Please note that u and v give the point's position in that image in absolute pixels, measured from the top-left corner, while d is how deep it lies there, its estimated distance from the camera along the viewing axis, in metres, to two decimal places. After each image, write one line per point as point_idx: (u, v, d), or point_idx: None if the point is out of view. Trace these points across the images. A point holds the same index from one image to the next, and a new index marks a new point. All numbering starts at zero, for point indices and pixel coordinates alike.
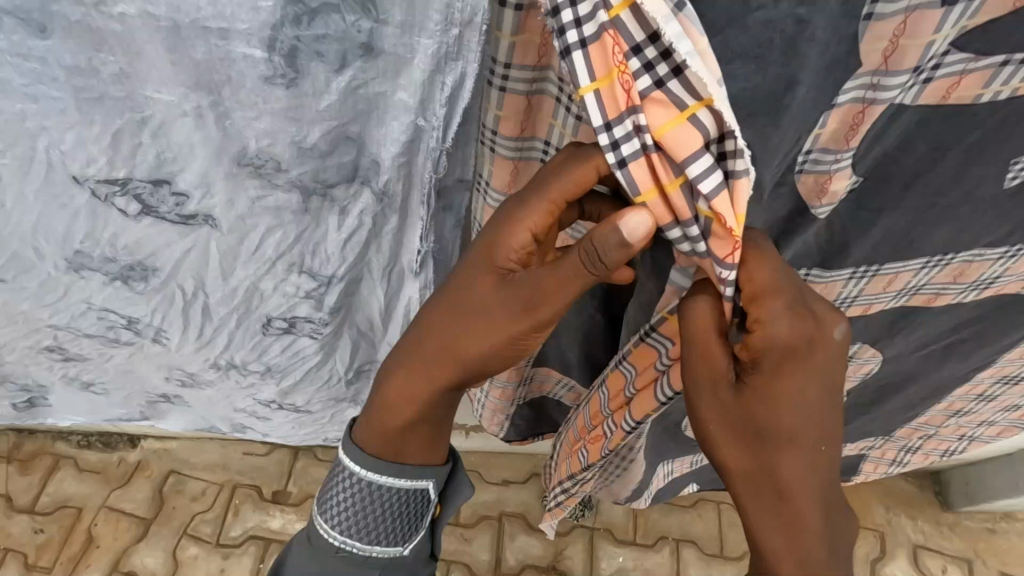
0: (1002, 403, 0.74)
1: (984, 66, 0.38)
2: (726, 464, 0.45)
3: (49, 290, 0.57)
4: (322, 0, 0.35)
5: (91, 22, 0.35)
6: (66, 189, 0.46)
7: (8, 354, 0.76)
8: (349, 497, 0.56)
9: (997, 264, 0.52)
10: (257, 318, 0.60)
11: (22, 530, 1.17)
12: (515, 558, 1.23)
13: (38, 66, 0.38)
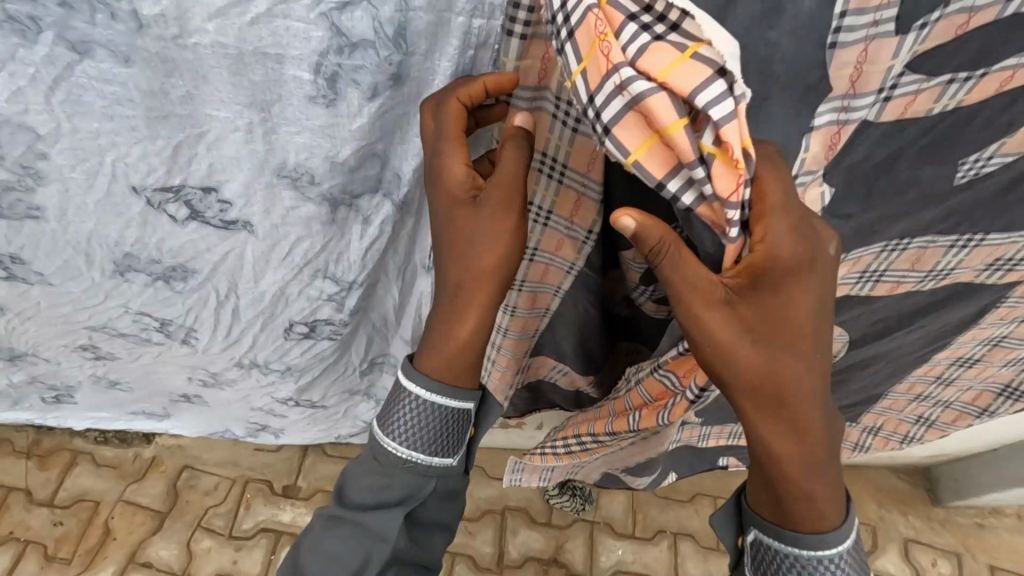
0: (969, 390, 0.79)
1: (934, 85, 0.43)
2: (740, 378, 0.45)
3: (91, 295, 0.63)
4: (361, 36, 0.41)
5: (166, 52, 0.41)
6: (127, 199, 0.50)
7: (42, 351, 0.81)
8: (417, 412, 0.52)
9: (951, 252, 0.57)
10: (280, 323, 0.65)
11: (41, 523, 1.21)
12: (518, 552, 1.27)
13: (117, 89, 0.42)
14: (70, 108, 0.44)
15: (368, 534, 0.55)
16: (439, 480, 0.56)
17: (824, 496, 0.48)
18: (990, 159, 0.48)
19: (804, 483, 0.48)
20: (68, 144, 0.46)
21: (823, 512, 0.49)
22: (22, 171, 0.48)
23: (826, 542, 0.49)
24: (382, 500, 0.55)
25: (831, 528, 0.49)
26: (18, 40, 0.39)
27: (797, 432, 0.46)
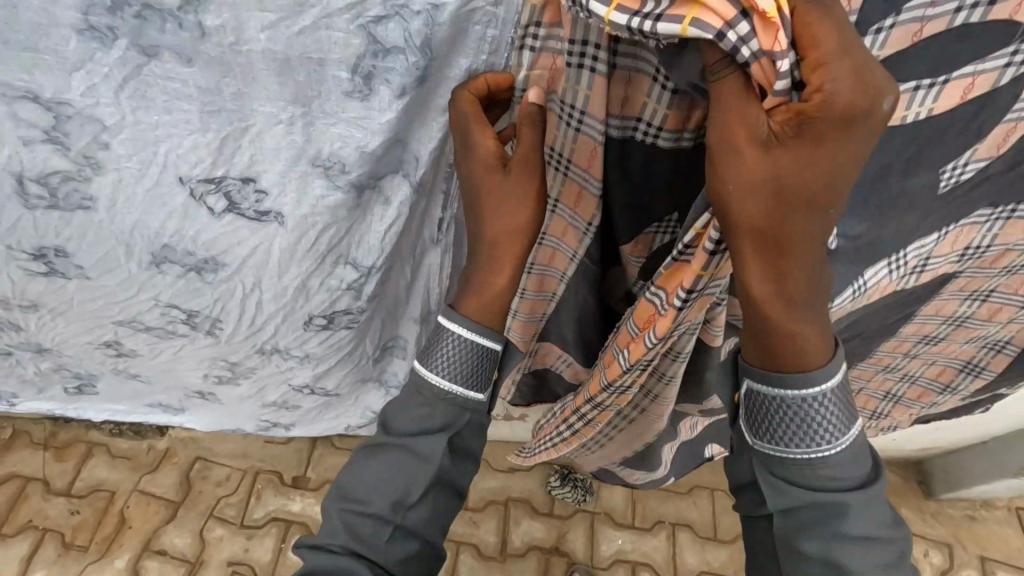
0: (947, 375, 0.84)
1: (903, 91, 0.46)
2: (742, 225, 0.42)
3: (125, 288, 0.67)
4: (394, 42, 0.46)
5: (223, 57, 0.46)
6: (171, 189, 0.55)
7: (67, 347, 0.85)
8: (459, 348, 0.57)
9: (929, 244, 0.62)
10: (300, 316, 0.70)
11: (59, 512, 1.25)
12: (521, 540, 1.31)
13: (178, 87, 0.48)
14: (135, 104, 0.49)
15: (411, 458, 0.58)
16: (473, 414, 0.60)
17: (813, 332, 0.45)
18: (967, 165, 0.54)
19: (795, 321, 0.45)
20: (128, 136, 0.51)
21: (812, 350, 0.46)
22: (83, 162, 0.53)
23: (812, 380, 0.46)
24: (426, 429, 0.59)
25: (819, 366, 0.46)
26: (94, 46, 0.45)
27: (786, 265, 0.43)
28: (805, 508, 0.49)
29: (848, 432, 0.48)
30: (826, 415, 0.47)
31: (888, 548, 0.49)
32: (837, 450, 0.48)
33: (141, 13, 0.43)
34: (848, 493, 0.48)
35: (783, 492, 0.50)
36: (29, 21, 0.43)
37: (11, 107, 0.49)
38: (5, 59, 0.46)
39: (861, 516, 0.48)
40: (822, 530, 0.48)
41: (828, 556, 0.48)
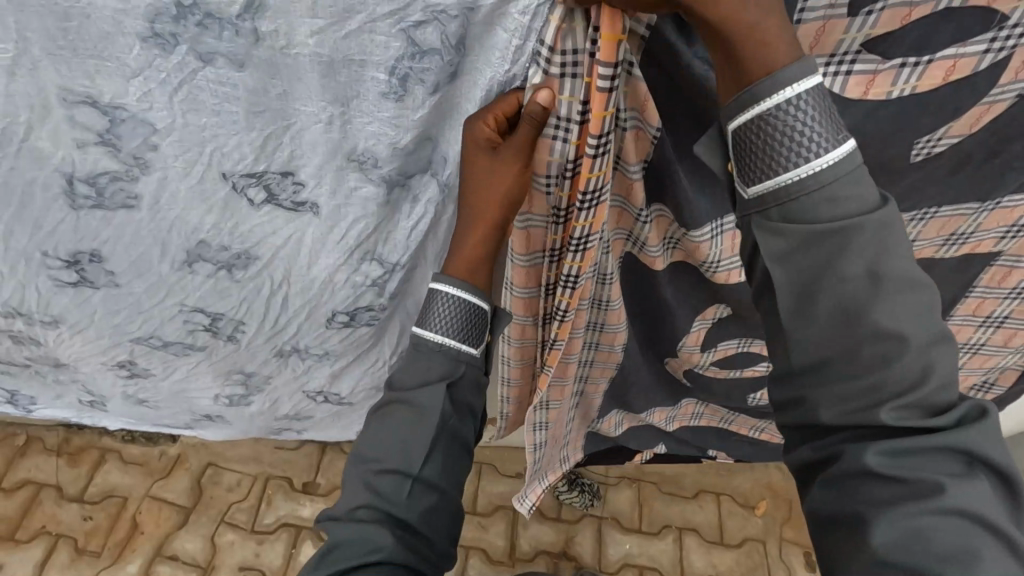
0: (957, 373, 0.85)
1: (888, 68, 0.48)
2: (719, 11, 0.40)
3: (151, 293, 0.69)
4: (430, 45, 0.49)
5: (275, 58, 0.49)
6: (214, 184, 0.58)
7: (82, 366, 0.86)
8: (452, 306, 0.61)
9: (912, 224, 0.64)
10: (322, 312, 0.73)
11: (72, 517, 1.26)
12: (529, 544, 1.32)
13: (228, 89, 0.51)
14: (186, 107, 0.52)
15: (416, 410, 0.62)
16: (469, 367, 0.64)
17: (777, 36, 0.40)
18: (940, 139, 0.54)
19: (761, 23, 0.40)
20: (176, 138, 0.54)
21: (776, 51, 0.41)
22: (132, 163, 0.56)
23: (785, 79, 0.40)
24: (426, 380, 0.63)
25: (790, 62, 0.41)
26: (156, 52, 0.48)
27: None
28: (803, 250, 0.42)
29: (835, 147, 0.41)
30: (807, 121, 0.41)
31: (921, 295, 0.42)
32: (828, 160, 0.41)
33: (203, 22, 0.46)
34: (855, 219, 0.41)
35: (779, 235, 0.43)
36: (100, 29, 0.47)
37: (69, 111, 0.52)
38: (68, 65, 0.49)
39: (875, 238, 0.41)
40: (830, 276, 0.42)
41: (848, 310, 0.42)
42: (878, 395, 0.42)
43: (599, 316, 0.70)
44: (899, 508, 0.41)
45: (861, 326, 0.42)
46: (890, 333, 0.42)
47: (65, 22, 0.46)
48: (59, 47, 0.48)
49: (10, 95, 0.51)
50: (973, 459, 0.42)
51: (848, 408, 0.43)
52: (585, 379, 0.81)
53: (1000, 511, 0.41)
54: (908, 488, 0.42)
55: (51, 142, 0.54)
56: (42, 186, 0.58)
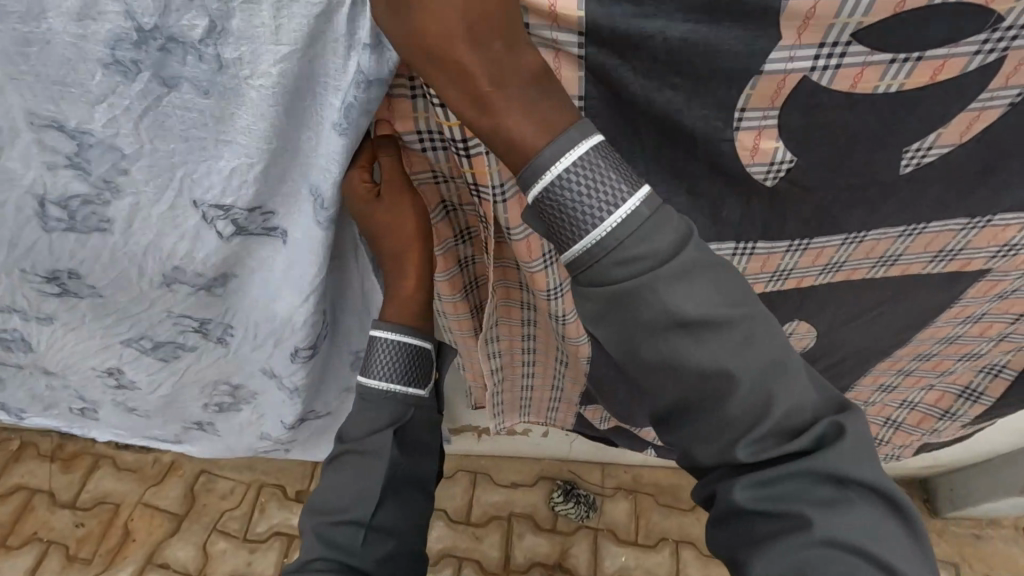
0: (930, 359, 0.83)
1: (878, 61, 0.46)
2: (480, 125, 0.44)
3: (136, 302, 0.68)
4: (378, 77, 0.47)
5: (237, 88, 0.48)
6: (183, 214, 0.57)
7: (72, 371, 0.85)
8: (393, 351, 0.64)
9: (899, 240, 0.62)
10: (288, 346, 0.70)
11: (64, 524, 1.26)
12: (524, 556, 1.30)
13: (197, 115, 0.49)
14: (151, 135, 0.51)
15: (366, 458, 0.64)
16: (419, 409, 0.66)
17: (521, 121, 0.43)
18: (929, 148, 0.53)
19: (503, 114, 0.43)
20: (145, 163, 0.53)
21: (524, 133, 0.43)
22: (102, 186, 0.55)
23: (543, 164, 0.43)
24: (375, 428, 0.64)
25: (544, 144, 0.43)
26: (118, 79, 0.47)
27: (468, 58, 0.42)
28: (612, 311, 0.44)
29: (616, 209, 0.43)
30: (582, 189, 0.43)
31: (725, 330, 0.45)
32: (612, 223, 0.43)
33: (165, 46, 0.45)
34: (652, 270, 0.43)
35: (593, 295, 0.45)
36: (61, 56, 0.46)
37: (36, 134, 0.51)
38: (34, 89, 0.48)
39: (675, 284, 0.43)
40: (640, 331, 0.44)
41: (664, 360, 0.45)
42: (718, 430, 0.46)
43: (560, 327, 0.70)
44: (780, 544, 0.46)
45: (678, 374, 0.45)
46: (704, 374, 0.45)
47: (25, 47, 0.45)
48: (22, 74, 0.47)
49: None
50: (841, 483, 0.47)
51: (698, 447, 0.48)
52: (564, 360, 0.83)
53: (869, 530, 0.46)
54: (786, 523, 0.47)
55: (20, 164, 0.53)
56: (15, 209, 0.57)
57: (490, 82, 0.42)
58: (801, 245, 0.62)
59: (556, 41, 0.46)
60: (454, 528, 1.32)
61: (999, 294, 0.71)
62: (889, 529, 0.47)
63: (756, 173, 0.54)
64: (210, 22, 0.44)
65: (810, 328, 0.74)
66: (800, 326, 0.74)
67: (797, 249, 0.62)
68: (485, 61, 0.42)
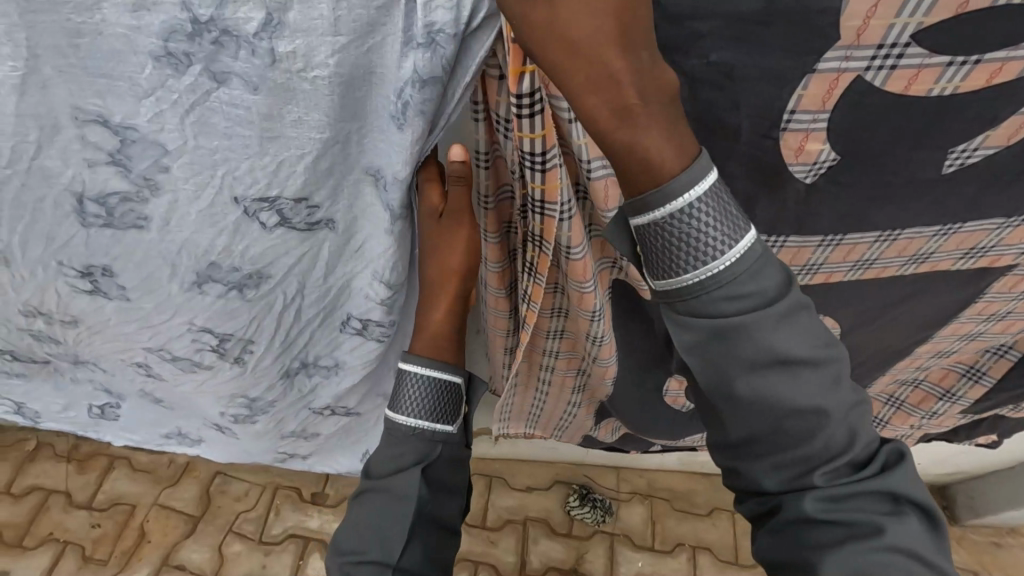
0: (948, 355, 0.83)
1: (936, 63, 0.45)
2: (608, 141, 0.39)
3: (159, 312, 0.68)
4: (431, 77, 0.46)
5: (288, 82, 0.47)
6: (224, 209, 0.57)
7: (99, 365, 0.85)
8: (421, 388, 0.65)
9: (933, 240, 0.61)
10: (338, 317, 0.72)
11: (79, 525, 1.26)
12: (539, 561, 1.29)
13: (243, 111, 0.49)
14: (197, 131, 0.51)
15: (389, 497, 0.64)
16: (446, 447, 0.66)
17: (663, 146, 0.39)
18: (975, 151, 0.52)
19: (644, 134, 0.39)
20: (187, 160, 0.53)
21: (665, 158, 0.39)
22: (142, 184, 0.55)
23: (674, 191, 0.40)
24: (402, 466, 0.64)
25: (680, 170, 0.40)
26: (168, 72, 0.47)
27: (615, 64, 0.37)
28: (714, 345, 0.44)
29: (737, 246, 0.42)
30: (708, 223, 0.41)
31: (827, 364, 0.45)
32: (731, 259, 0.42)
33: (219, 39, 0.45)
34: (762, 309, 0.43)
35: (692, 327, 0.44)
36: (111, 47, 0.46)
37: (79, 130, 0.51)
38: (79, 84, 0.48)
39: (784, 323, 0.43)
40: (740, 365, 0.44)
41: (763, 394, 0.45)
42: (797, 462, 0.46)
43: (594, 350, 0.69)
44: (844, 548, 0.46)
45: (776, 408, 0.45)
46: (801, 409, 0.45)
47: (76, 39, 0.45)
48: (69, 65, 0.47)
49: (20, 115, 0.50)
50: (905, 504, 0.48)
51: (769, 475, 0.48)
52: (582, 382, 0.82)
53: (942, 555, 0.47)
54: (849, 530, 0.46)
55: (61, 161, 0.53)
56: (52, 206, 0.57)
57: (638, 95, 0.38)
58: (832, 240, 0.61)
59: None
60: (469, 532, 1.31)
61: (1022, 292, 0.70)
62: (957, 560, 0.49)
63: (798, 173, 0.53)
64: (266, 15, 0.44)
65: (835, 323, 0.73)
66: (826, 321, 0.73)
67: (829, 244, 0.61)
68: (634, 71, 0.38)
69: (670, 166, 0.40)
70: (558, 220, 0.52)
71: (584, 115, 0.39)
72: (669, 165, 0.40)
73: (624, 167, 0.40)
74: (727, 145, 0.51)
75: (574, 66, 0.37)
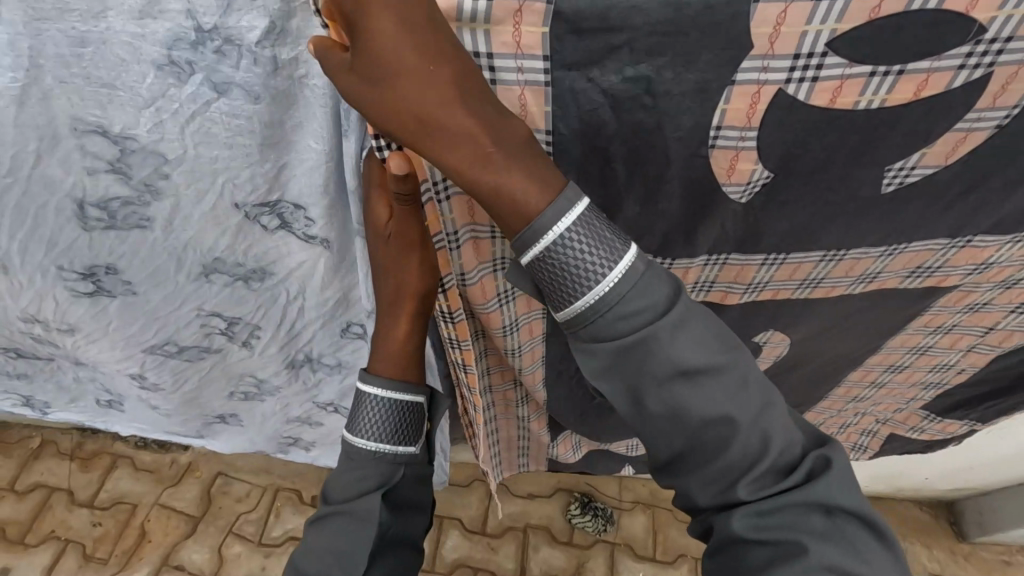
0: (902, 370, 0.80)
1: (857, 74, 0.41)
2: (477, 192, 0.42)
3: (169, 301, 0.68)
4: None
5: (291, 87, 0.47)
6: (226, 212, 0.57)
7: (99, 368, 0.84)
8: (380, 410, 0.62)
9: (880, 260, 0.58)
10: (339, 323, 0.73)
11: (81, 523, 1.26)
12: (539, 568, 1.28)
13: (242, 122, 0.49)
14: (197, 140, 0.50)
15: (353, 520, 0.62)
16: (408, 467, 0.65)
17: (530, 183, 0.41)
18: (913, 169, 0.48)
19: (510, 175, 0.40)
20: (186, 168, 0.53)
21: (528, 198, 0.41)
22: (142, 190, 0.55)
23: (541, 228, 0.41)
24: (363, 489, 0.63)
25: (544, 205, 0.41)
26: (172, 81, 0.46)
27: (459, 122, 0.39)
28: (618, 362, 0.44)
29: (615, 266, 0.42)
30: (587, 246, 0.42)
31: (720, 379, 0.45)
32: (613, 280, 0.42)
33: (221, 49, 0.45)
34: (652, 323, 0.43)
35: (596, 353, 0.44)
36: (116, 56, 0.45)
37: (79, 141, 0.51)
38: (82, 94, 0.47)
39: (674, 334, 0.43)
40: (643, 380, 0.44)
41: (666, 407, 0.45)
42: (719, 475, 0.47)
43: (516, 359, 0.71)
44: (773, 567, 0.46)
45: (683, 420, 0.45)
46: (705, 420, 0.45)
47: (81, 48, 0.45)
48: (71, 75, 0.46)
49: (20, 126, 0.49)
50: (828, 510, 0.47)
51: (699, 487, 0.48)
52: (523, 394, 0.83)
53: (861, 558, 0.46)
54: (776, 549, 0.47)
55: (62, 169, 0.53)
56: (54, 211, 0.57)
57: (491, 141, 0.40)
58: (776, 258, 0.58)
59: (520, 72, 0.41)
60: (469, 539, 1.31)
61: (969, 306, 0.68)
62: (885, 560, 0.47)
63: (732, 193, 0.50)
64: (270, 22, 0.43)
65: (784, 337, 0.72)
66: (775, 336, 0.72)
67: (773, 262, 0.58)
68: (478, 119, 0.39)
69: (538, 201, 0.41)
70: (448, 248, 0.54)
71: (453, 174, 0.41)
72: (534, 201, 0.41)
73: (501, 213, 0.42)
74: (659, 170, 0.48)
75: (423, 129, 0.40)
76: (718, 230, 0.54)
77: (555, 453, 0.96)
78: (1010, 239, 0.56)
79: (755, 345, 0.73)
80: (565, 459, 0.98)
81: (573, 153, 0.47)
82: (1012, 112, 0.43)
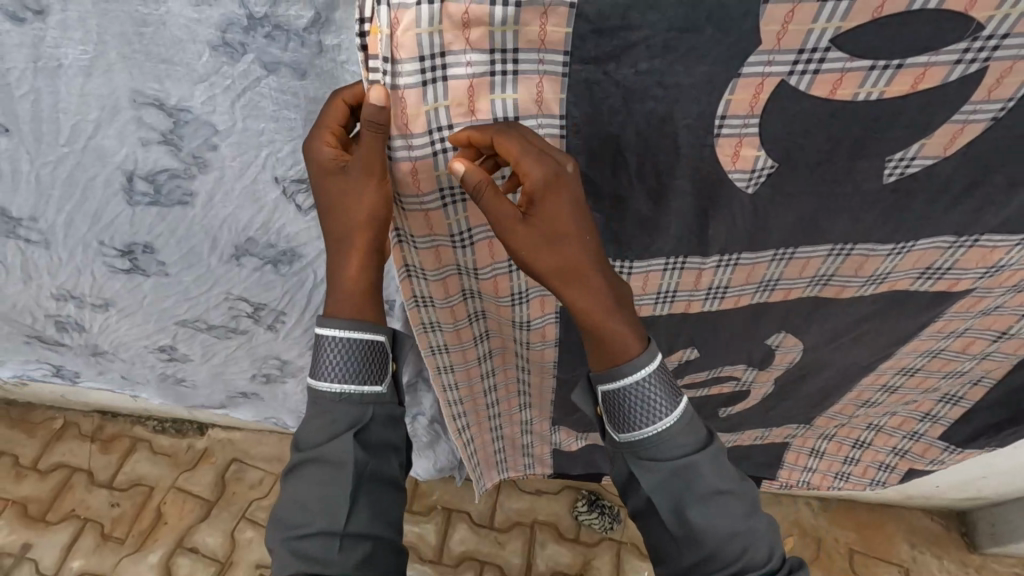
0: (914, 375, 0.80)
1: (857, 68, 0.42)
2: (597, 327, 0.51)
3: (200, 283, 0.73)
4: None
5: (334, 71, 0.50)
6: (266, 187, 0.60)
7: (122, 351, 0.91)
8: (342, 350, 0.53)
9: (889, 259, 0.59)
10: None
11: (100, 504, 1.29)
12: (545, 564, 1.29)
13: (290, 98, 0.52)
14: (246, 113, 0.53)
15: (328, 469, 0.54)
16: (380, 409, 0.56)
17: (622, 329, 0.52)
18: (912, 159, 0.49)
19: (608, 324, 0.51)
20: (234, 141, 0.55)
21: (633, 340, 0.52)
22: (190, 162, 0.57)
23: (634, 369, 0.52)
24: (335, 433, 0.54)
25: (640, 351, 0.52)
26: (224, 60, 0.49)
27: (597, 280, 0.50)
28: (670, 476, 0.54)
29: (673, 410, 0.53)
30: (650, 393, 0.52)
31: (739, 500, 0.54)
32: (670, 419, 0.53)
33: (271, 33, 0.47)
34: (696, 454, 0.54)
35: (656, 469, 0.54)
36: (173, 36, 0.48)
37: (136, 113, 0.53)
38: (141, 69, 0.50)
39: (712, 466, 0.54)
40: (690, 493, 0.53)
41: (702, 514, 0.53)
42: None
43: (523, 351, 0.74)
44: None
45: (715, 528, 0.53)
46: (733, 531, 0.53)
47: (142, 28, 0.47)
48: (133, 51, 0.49)
49: (85, 96, 0.52)
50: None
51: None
52: (527, 389, 0.83)
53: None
54: None
55: (115, 142, 0.56)
56: (103, 183, 0.60)
57: (615, 296, 0.51)
58: (786, 254, 0.59)
59: (541, 63, 0.43)
60: (476, 532, 1.32)
61: (982, 311, 0.68)
62: None
63: (738, 180, 0.51)
64: (315, 13, 0.46)
65: (796, 343, 0.73)
66: (788, 341, 0.74)
67: (782, 258, 0.59)
68: (606, 277, 0.50)
69: (633, 335, 0.52)
70: (458, 246, 0.57)
71: (582, 314, 0.51)
72: (632, 336, 0.52)
73: (612, 343, 0.52)
74: (669, 162, 0.49)
75: (568, 278, 0.49)
76: (729, 224, 0.55)
77: (558, 440, 0.95)
78: (1018, 241, 0.57)
79: (767, 349, 0.75)
80: (569, 449, 0.98)
81: (588, 141, 0.48)
82: (1009, 104, 0.45)
